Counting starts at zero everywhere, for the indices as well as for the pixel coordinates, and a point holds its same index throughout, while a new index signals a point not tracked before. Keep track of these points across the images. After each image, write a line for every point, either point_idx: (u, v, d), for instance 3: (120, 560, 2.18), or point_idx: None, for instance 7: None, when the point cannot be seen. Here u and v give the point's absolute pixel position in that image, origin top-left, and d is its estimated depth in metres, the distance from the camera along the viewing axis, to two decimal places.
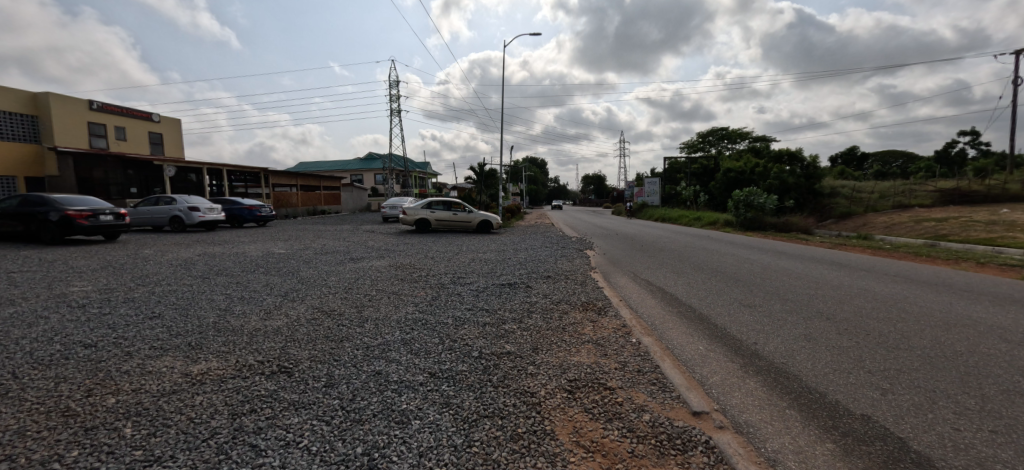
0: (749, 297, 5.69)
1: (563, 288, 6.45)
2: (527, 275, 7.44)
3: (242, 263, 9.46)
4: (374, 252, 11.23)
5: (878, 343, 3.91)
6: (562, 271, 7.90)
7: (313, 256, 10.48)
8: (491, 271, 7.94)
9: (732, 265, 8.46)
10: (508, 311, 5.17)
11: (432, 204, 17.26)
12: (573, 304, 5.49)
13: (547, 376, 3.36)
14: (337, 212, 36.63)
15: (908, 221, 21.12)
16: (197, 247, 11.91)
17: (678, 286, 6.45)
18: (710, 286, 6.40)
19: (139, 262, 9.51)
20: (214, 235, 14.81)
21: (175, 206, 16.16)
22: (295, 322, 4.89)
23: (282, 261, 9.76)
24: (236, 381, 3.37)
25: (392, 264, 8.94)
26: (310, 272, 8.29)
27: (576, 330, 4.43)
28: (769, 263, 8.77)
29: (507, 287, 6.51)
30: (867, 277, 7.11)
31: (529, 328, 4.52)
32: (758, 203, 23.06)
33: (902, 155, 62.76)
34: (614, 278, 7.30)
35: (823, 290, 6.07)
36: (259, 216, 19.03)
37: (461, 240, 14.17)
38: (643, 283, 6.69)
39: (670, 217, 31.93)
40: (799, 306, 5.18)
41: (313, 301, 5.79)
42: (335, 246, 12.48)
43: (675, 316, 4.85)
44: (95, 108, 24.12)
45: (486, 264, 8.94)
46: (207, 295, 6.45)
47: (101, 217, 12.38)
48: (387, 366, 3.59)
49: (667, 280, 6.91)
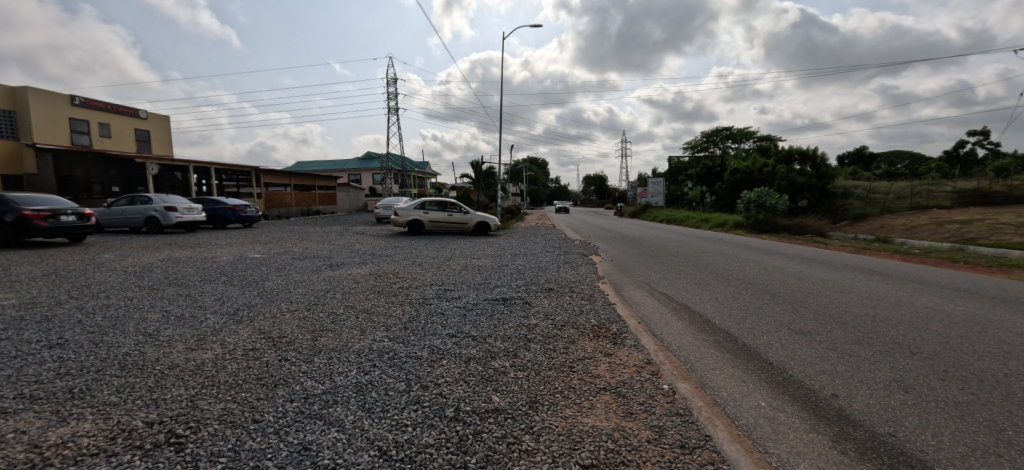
0: (796, 319, 4.66)
1: (567, 306, 5.36)
2: (526, 288, 6.33)
3: (205, 270, 8.39)
4: (357, 257, 10.18)
5: (1008, 397, 2.82)
6: (565, 282, 6.81)
7: (288, 262, 9.42)
8: (484, 282, 6.85)
9: (761, 275, 7.41)
10: (501, 340, 4.09)
11: (426, 204, 16.21)
12: (580, 330, 4.42)
13: (551, 457, 2.27)
14: (333, 212, 35.60)
15: (929, 224, 19.95)
16: (165, 251, 10.86)
17: (706, 302, 5.41)
18: (743, 303, 5.35)
19: (90, 268, 8.46)
20: (191, 238, 13.79)
21: (151, 206, 15.09)
22: (227, 354, 3.83)
23: (250, 268, 8.68)
24: (94, 463, 2.30)
25: (373, 273, 7.87)
26: (276, 283, 7.20)
27: (589, 371, 3.36)
28: (801, 272, 7.73)
29: (503, 304, 5.42)
30: (926, 291, 6.05)
31: (526, 368, 3.43)
32: (771, 204, 21.94)
33: (910, 156, 61.43)
34: (627, 291, 6.22)
35: (884, 311, 5.00)
36: (244, 217, 18.01)
37: (455, 243, 13.09)
38: (662, 299, 5.64)
39: (676, 219, 30.76)
40: (864, 335, 4.13)
41: (263, 323, 4.73)
42: (318, 250, 11.41)
43: (714, 349, 3.78)
44: (78, 103, 23.14)
45: (479, 273, 7.84)
46: (142, 313, 5.38)
47: (62, 217, 11.38)
48: (322, 434, 2.52)
49: (689, 294, 5.89)
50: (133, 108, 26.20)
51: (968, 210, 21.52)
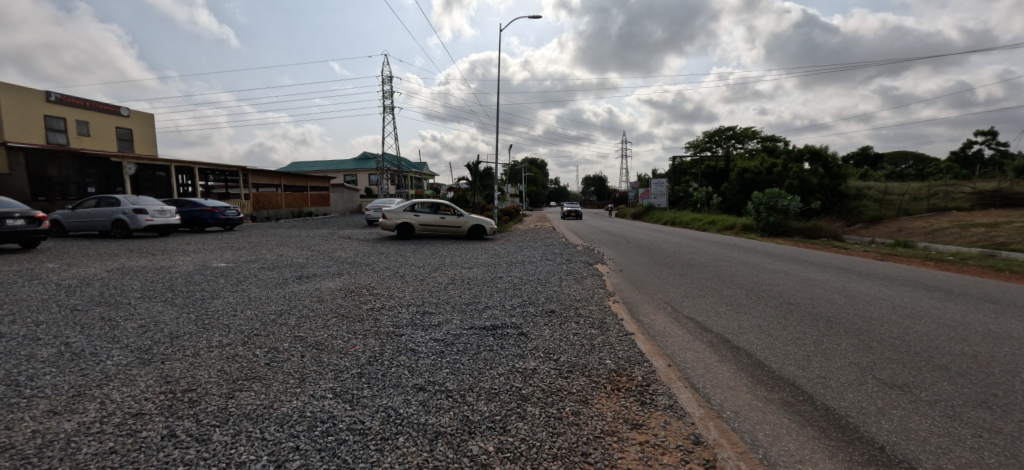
0: (878, 363, 3.53)
1: (574, 338, 4.25)
2: (522, 311, 5.17)
3: (153, 284, 7.25)
4: (334, 267, 9.04)
5: None
6: (570, 302, 5.65)
7: (253, 274, 8.27)
8: (472, 302, 5.67)
9: (799, 291, 6.27)
10: (486, 400, 2.96)
11: (417, 207, 15.09)
12: (594, 380, 3.29)
13: None
14: (326, 214, 34.53)
15: (952, 227, 18.81)
16: (123, 259, 9.73)
17: (747, 333, 4.29)
18: (795, 334, 4.24)
19: (19, 280, 7.32)
20: (160, 243, 12.64)
21: (119, 208, 13.96)
22: (96, 427, 2.71)
23: (206, 281, 7.53)
24: None
25: (344, 288, 6.75)
26: (225, 302, 6.03)
27: (614, 466, 2.22)
28: (843, 286, 6.63)
29: (492, 336, 4.26)
30: (1016, 317, 4.91)
31: (519, 458, 2.29)
32: (783, 206, 20.77)
33: (914, 157, 60.32)
34: (646, 315, 5.09)
35: (985, 348, 3.87)
36: (224, 219, 16.82)
37: (447, 249, 11.97)
38: (691, 328, 4.50)
39: (682, 221, 29.60)
40: (984, 393, 2.99)
41: (175, 370, 3.58)
42: (294, 258, 10.29)
43: (787, 419, 2.64)
44: (53, 100, 21.92)
45: (468, 288, 6.67)
46: (33, 348, 4.21)
47: (9, 221, 10.25)
48: None
49: (722, 320, 4.77)
50: (114, 105, 25.03)
51: (990, 212, 20.39)
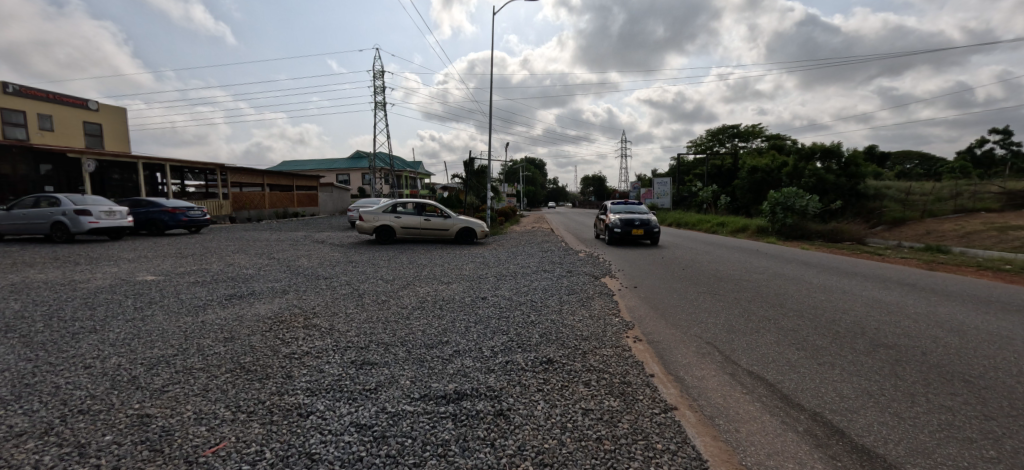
0: None
1: (580, 422, 2.62)
2: (504, 362, 3.51)
3: (38, 308, 5.64)
4: (284, 281, 7.41)
5: None
6: (573, 344, 3.99)
7: (177, 291, 6.64)
8: (434, 345, 4.00)
9: (884, 323, 4.66)
10: None
11: (399, 207, 13.47)
12: None
13: None
14: (314, 215, 32.95)
15: (986, 229, 17.24)
16: (34, 270, 8.09)
17: (864, 414, 2.68)
18: (947, 420, 2.61)
19: None
20: (99, 249, 10.98)
21: (58, 209, 12.25)
22: None
23: (109, 303, 5.91)
24: None
25: (272, 316, 5.09)
26: (99, 339, 4.36)
27: None
28: (934, 314, 5.03)
29: (450, 421, 2.62)
30: None
31: None
32: (800, 206, 19.13)
33: (921, 156, 58.80)
34: (689, 370, 3.46)
35: None
36: (187, 220, 15.14)
37: (428, 256, 10.35)
38: (767, 400, 2.89)
39: (688, 222, 27.88)
40: None
41: None
42: (242, 269, 8.67)
43: None
44: (11, 91, 20.28)
45: (436, 317, 4.98)
46: None
47: None
48: None
49: (807, 383, 3.14)
50: (82, 98, 23.44)
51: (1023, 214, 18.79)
